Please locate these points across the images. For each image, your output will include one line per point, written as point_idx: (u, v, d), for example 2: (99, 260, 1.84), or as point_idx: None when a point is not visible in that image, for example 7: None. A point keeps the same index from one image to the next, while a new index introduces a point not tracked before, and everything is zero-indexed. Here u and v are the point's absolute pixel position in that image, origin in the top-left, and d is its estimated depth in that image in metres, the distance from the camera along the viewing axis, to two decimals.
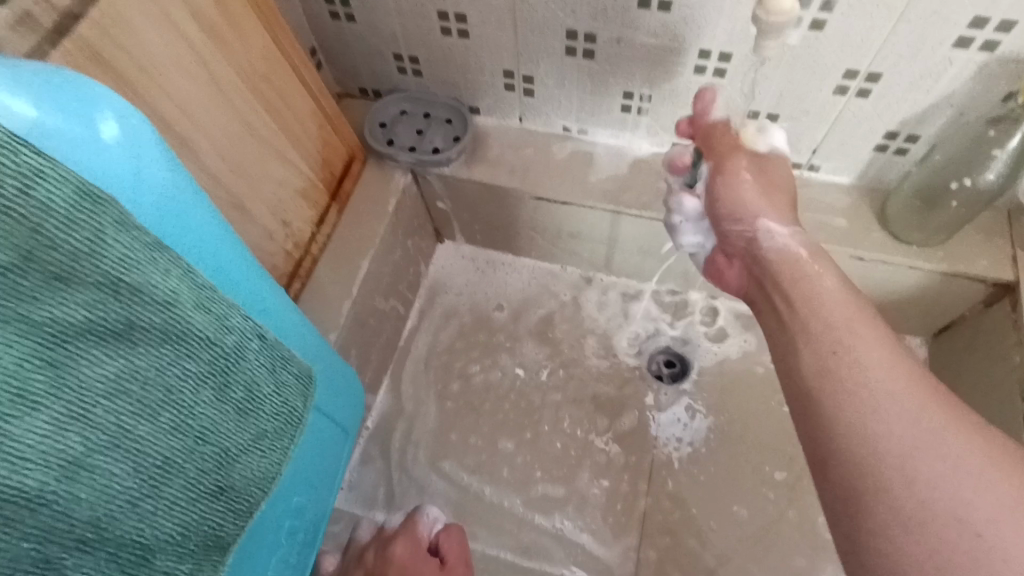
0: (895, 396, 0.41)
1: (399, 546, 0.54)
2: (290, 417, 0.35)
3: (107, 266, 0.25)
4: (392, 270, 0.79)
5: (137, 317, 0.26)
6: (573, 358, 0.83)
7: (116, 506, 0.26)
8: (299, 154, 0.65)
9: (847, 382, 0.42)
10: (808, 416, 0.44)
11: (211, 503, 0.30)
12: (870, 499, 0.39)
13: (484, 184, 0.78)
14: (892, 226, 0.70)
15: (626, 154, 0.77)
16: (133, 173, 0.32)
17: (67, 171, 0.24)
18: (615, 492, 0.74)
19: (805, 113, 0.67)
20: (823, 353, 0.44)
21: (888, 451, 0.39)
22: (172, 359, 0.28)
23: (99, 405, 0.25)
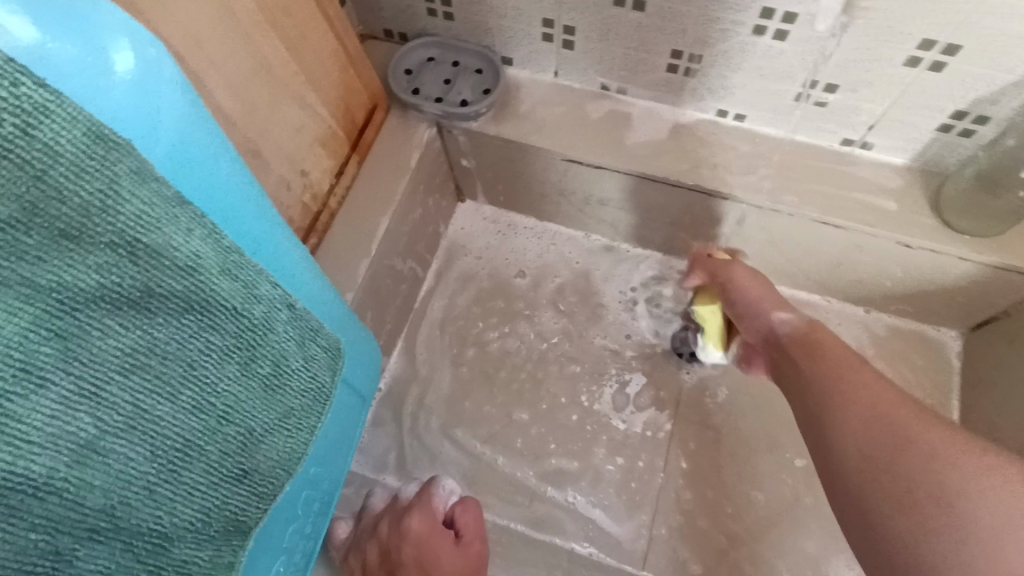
0: (906, 411, 0.42)
1: (414, 520, 0.54)
2: (314, 394, 0.36)
3: (122, 225, 0.24)
4: (411, 229, 0.75)
5: (155, 283, 0.26)
6: (594, 330, 0.80)
7: (132, 492, 0.26)
8: (319, 99, 0.61)
9: (850, 401, 0.45)
10: (821, 434, 0.46)
11: (232, 487, 0.31)
12: (887, 508, 0.39)
13: (512, 142, 0.73)
14: (946, 212, 0.66)
15: (667, 119, 0.72)
16: (149, 112, 0.28)
17: (76, 109, 0.22)
18: (631, 470, 0.72)
19: (867, 84, 0.62)
20: (825, 388, 0.48)
21: (901, 459, 0.40)
22: (193, 331, 0.28)
23: (114, 382, 0.25)
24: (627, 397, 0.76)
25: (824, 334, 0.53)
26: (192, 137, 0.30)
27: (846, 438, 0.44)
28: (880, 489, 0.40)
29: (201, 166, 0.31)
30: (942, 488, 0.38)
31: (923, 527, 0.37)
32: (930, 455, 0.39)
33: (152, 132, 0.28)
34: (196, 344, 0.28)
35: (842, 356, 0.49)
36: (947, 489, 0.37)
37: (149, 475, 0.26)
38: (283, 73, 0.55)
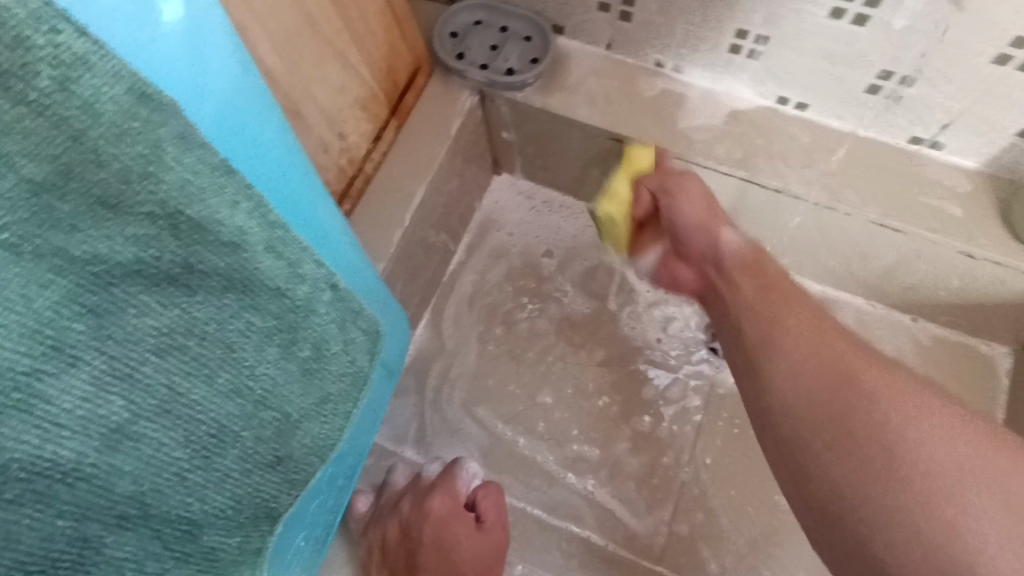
0: (882, 390, 0.39)
1: (438, 503, 0.55)
2: (352, 378, 0.35)
3: (163, 193, 0.23)
4: (446, 200, 0.73)
5: (196, 259, 0.25)
6: (626, 317, 0.77)
7: (163, 478, 0.26)
8: (362, 59, 0.58)
9: (788, 350, 0.43)
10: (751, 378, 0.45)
11: (266, 474, 0.31)
12: (826, 460, 0.39)
13: (557, 116, 0.69)
14: (1017, 224, 0.61)
15: (723, 102, 0.68)
16: (200, 70, 0.26)
17: (117, 64, 0.21)
18: (653, 463, 0.70)
19: (949, 78, 0.57)
20: (765, 327, 0.45)
21: (869, 434, 0.38)
22: (234, 311, 0.27)
23: (148, 360, 0.24)
24: (654, 389, 0.74)
25: (770, 263, 0.50)
26: (239, 98, 0.29)
27: (797, 389, 0.42)
28: (841, 464, 0.39)
29: (247, 129, 0.30)
30: (905, 458, 0.37)
31: (893, 504, 0.36)
32: (887, 417, 0.38)
33: (202, 92, 0.27)
34: (236, 326, 0.27)
35: (785, 290, 0.47)
36: (910, 458, 0.37)
37: (181, 461, 0.26)
38: (327, 28, 0.52)
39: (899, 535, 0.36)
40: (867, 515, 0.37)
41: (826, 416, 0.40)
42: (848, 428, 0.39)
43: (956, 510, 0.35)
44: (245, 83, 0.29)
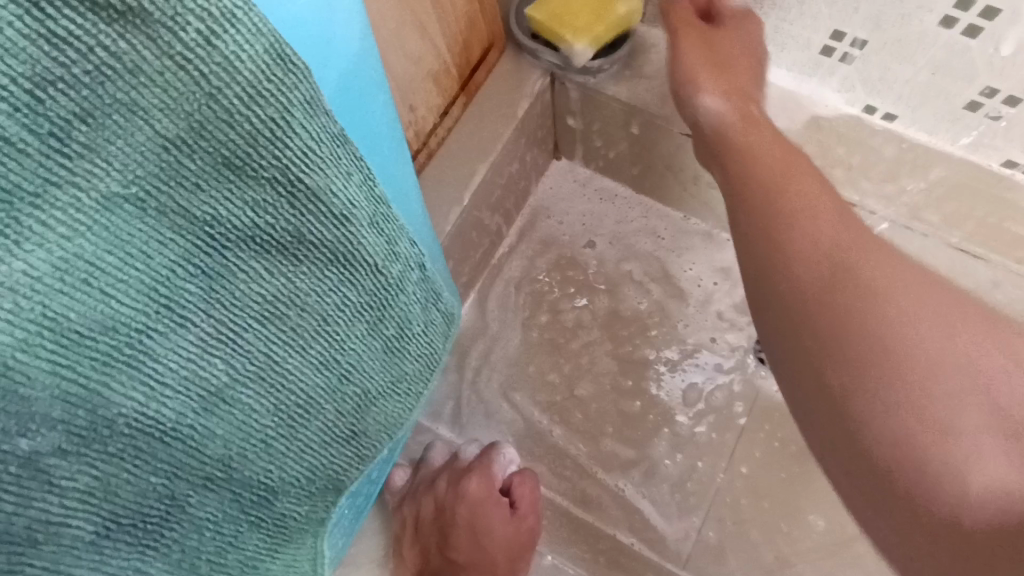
0: (910, 275, 0.37)
1: (472, 484, 0.55)
2: (429, 358, 0.35)
3: (288, 156, 0.23)
4: (505, 182, 0.72)
5: (306, 231, 0.25)
6: (674, 318, 0.76)
7: (249, 445, 0.28)
8: (441, 31, 0.57)
9: (830, 235, 0.41)
10: (762, 235, 0.43)
11: (339, 446, 0.33)
12: (829, 367, 0.37)
13: (629, 104, 0.67)
14: None
15: (804, 107, 0.66)
16: (326, 36, 0.26)
17: (262, 21, 0.20)
18: (689, 469, 0.69)
19: None
20: (770, 218, 0.43)
21: (893, 308, 0.36)
22: (332, 284, 0.28)
23: (248, 331, 0.26)
24: (696, 394, 0.72)
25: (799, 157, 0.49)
26: (355, 65, 0.28)
27: (787, 266, 0.41)
28: (820, 313, 0.38)
29: (356, 96, 0.30)
30: (900, 349, 0.35)
31: (891, 346, 0.35)
32: (894, 283, 0.37)
33: (325, 57, 0.26)
34: (331, 300, 0.28)
35: (804, 180, 0.46)
36: (900, 324, 0.35)
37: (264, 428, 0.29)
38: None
39: (924, 438, 0.34)
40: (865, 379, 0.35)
41: (839, 283, 0.38)
42: (852, 275, 0.38)
43: (909, 334, 0.35)
44: (364, 52, 0.28)
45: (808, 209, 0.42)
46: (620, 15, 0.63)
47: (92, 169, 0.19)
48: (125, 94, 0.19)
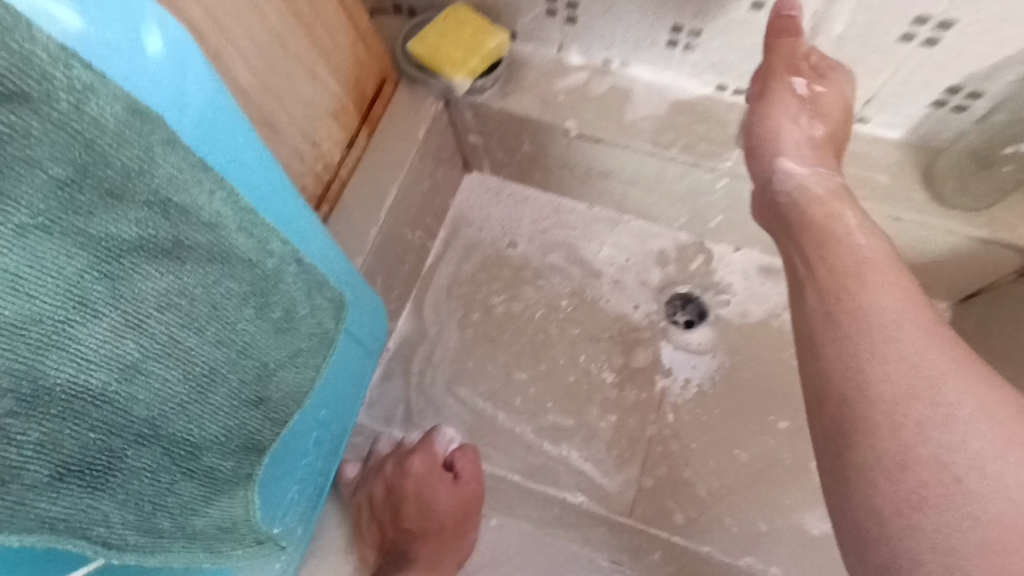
0: (962, 374, 0.41)
1: (416, 463, 0.66)
2: (315, 334, 0.43)
3: (156, 184, 0.30)
4: (420, 199, 0.79)
5: (184, 234, 0.32)
6: (593, 298, 0.84)
7: (170, 407, 0.33)
8: (331, 73, 0.64)
9: (883, 327, 0.44)
10: (827, 349, 0.46)
11: (251, 411, 0.38)
12: (868, 424, 0.42)
13: (515, 114, 0.76)
14: (936, 187, 0.67)
15: (667, 94, 0.74)
16: (178, 88, 0.34)
17: (113, 89, 0.28)
18: (622, 428, 0.76)
19: (863, 57, 0.63)
20: (835, 317, 0.46)
21: (941, 401, 0.40)
22: (218, 277, 0.34)
23: (153, 315, 0.31)
24: (621, 360, 0.80)
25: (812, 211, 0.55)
26: (213, 109, 0.36)
27: (860, 362, 0.43)
28: (891, 414, 0.41)
29: (221, 133, 0.37)
30: (963, 460, 0.39)
31: (926, 468, 0.39)
32: (942, 379, 0.41)
33: (181, 105, 0.34)
34: (216, 293, 0.34)
35: (844, 258, 0.49)
36: (938, 422, 0.40)
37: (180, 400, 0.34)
38: (296, 49, 0.59)
39: (934, 491, 0.39)
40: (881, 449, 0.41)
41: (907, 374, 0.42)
42: (868, 344, 0.44)
43: (982, 469, 0.38)
44: (218, 99, 0.36)
45: (857, 265, 0.48)
46: (492, 49, 0.73)
47: (3, 208, 0.24)
48: (22, 151, 0.25)
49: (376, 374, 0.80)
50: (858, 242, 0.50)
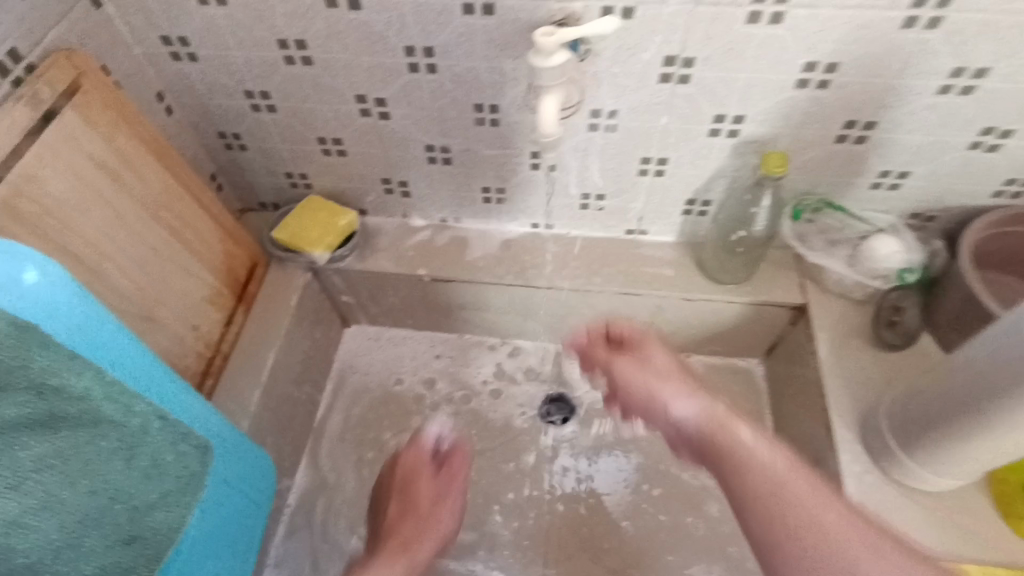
0: (815, 507, 0.49)
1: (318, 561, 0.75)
2: (186, 476, 0.49)
3: (33, 375, 0.39)
4: (301, 358, 0.89)
5: (57, 407, 0.40)
6: (475, 416, 0.94)
7: (47, 555, 0.38)
8: (202, 266, 0.77)
9: (795, 521, 0.49)
10: (761, 513, 0.51)
11: (125, 551, 0.43)
12: (759, 527, 0.51)
13: (374, 272, 0.90)
14: (707, 271, 0.87)
15: (495, 236, 0.92)
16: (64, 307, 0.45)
17: None
18: (520, 531, 0.84)
19: (623, 190, 0.84)
20: (739, 467, 0.54)
21: (766, 482, 0.52)
22: (89, 437, 0.42)
23: (28, 473, 0.37)
24: (509, 466, 0.89)
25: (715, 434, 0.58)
26: (94, 319, 0.47)
27: (747, 471, 0.53)
28: (772, 528, 0.50)
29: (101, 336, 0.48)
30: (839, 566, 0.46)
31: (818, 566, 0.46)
32: (849, 561, 0.46)
33: (65, 319, 0.45)
34: (104, 444, 0.43)
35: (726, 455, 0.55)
36: (845, 556, 0.46)
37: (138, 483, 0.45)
38: (167, 251, 0.71)
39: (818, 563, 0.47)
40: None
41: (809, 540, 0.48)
42: (775, 503, 0.50)
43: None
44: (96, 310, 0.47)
45: (773, 486, 0.51)
46: (344, 226, 0.88)
47: None
48: None
49: (279, 532, 0.83)
50: (764, 458, 0.53)
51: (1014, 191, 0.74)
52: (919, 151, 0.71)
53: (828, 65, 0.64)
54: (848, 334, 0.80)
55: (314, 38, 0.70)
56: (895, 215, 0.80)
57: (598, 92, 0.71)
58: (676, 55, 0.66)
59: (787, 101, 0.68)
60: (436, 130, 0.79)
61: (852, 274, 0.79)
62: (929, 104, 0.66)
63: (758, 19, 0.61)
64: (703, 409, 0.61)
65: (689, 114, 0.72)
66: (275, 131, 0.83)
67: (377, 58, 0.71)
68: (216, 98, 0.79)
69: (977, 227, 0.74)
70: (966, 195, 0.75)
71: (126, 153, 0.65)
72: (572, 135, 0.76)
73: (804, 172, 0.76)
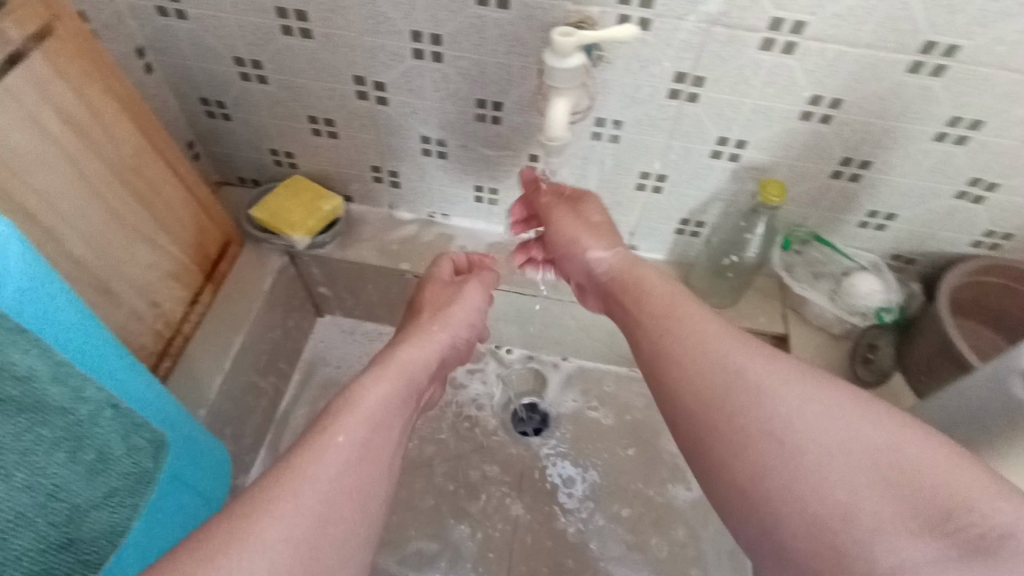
0: (806, 406, 0.45)
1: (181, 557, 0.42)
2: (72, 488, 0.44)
3: None
4: (271, 347, 0.87)
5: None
6: (445, 419, 0.91)
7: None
8: (171, 240, 0.73)
9: (737, 424, 0.47)
10: (697, 453, 0.50)
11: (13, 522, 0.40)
12: (711, 442, 0.48)
13: (353, 262, 0.86)
14: (693, 292, 0.86)
15: (482, 238, 0.90)
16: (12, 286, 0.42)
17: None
18: (485, 543, 0.82)
19: (618, 203, 0.82)
20: (771, 439, 0.45)
21: (773, 417, 0.46)
22: (26, 426, 0.41)
23: None
24: (476, 472, 0.88)
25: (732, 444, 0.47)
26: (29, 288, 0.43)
27: (700, 392, 0.51)
28: (716, 422, 0.48)
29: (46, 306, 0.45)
30: (797, 473, 0.43)
31: (742, 436, 0.46)
32: (764, 391, 0.47)
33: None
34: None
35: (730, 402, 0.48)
36: (796, 428, 0.44)
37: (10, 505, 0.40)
38: (134, 222, 0.67)
39: (729, 441, 0.47)
40: (727, 453, 0.47)
41: (726, 407, 0.48)
42: (730, 400, 0.48)
43: (834, 493, 0.41)
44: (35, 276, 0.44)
45: (717, 387, 0.50)
46: (327, 211, 0.84)
47: None
48: None
49: None
50: (755, 377, 0.48)
51: (992, 244, 0.78)
52: (909, 195, 0.73)
53: (834, 100, 0.65)
54: (825, 368, 0.81)
55: (315, 11, 0.66)
56: (879, 256, 0.82)
57: (604, 101, 0.69)
58: (687, 72, 0.65)
59: (790, 131, 0.69)
60: (434, 122, 0.76)
61: (832, 307, 0.80)
62: (924, 150, 0.68)
63: (771, 46, 0.61)
64: (615, 258, 0.71)
65: (694, 133, 0.71)
66: (262, 103, 0.78)
67: (379, 39, 0.68)
68: (201, 61, 0.74)
69: (954, 274, 0.76)
70: (947, 243, 0.79)
71: (96, 106, 0.61)
72: (574, 142, 0.75)
73: (797, 204, 0.77)
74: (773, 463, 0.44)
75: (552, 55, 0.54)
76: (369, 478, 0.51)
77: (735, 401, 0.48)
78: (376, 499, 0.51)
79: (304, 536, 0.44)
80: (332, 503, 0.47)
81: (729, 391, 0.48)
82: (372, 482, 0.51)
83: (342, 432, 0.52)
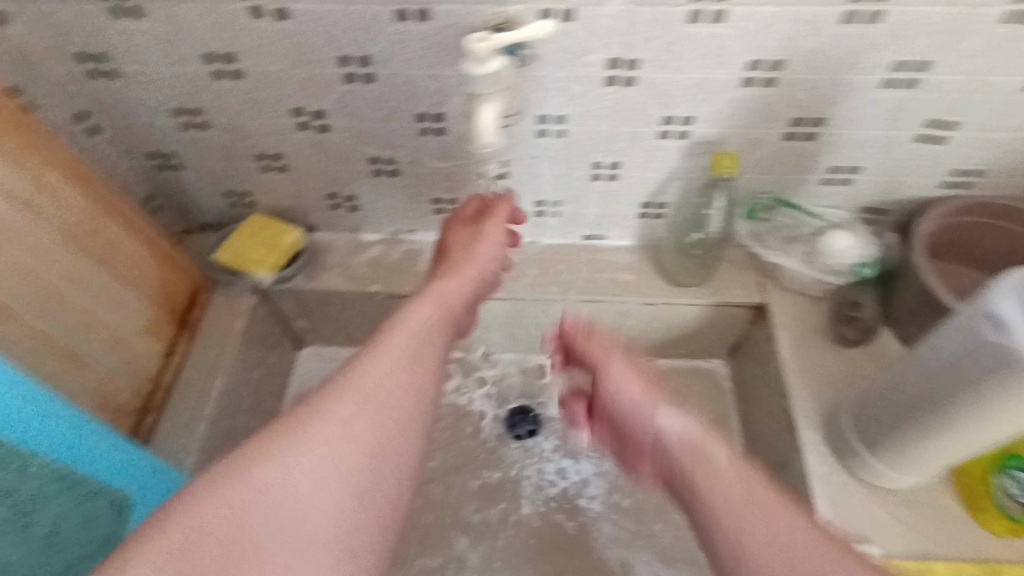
0: (791, 531, 0.58)
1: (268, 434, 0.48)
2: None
3: None
4: (254, 386, 0.87)
5: None
6: (438, 433, 0.91)
7: None
8: (136, 297, 0.73)
9: (701, 478, 0.65)
10: (697, 521, 0.64)
11: None
12: (699, 489, 0.65)
13: (324, 292, 0.87)
14: (667, 274, 0.85)
15: None
16: None
17: None
18: (489, 552, 0.82)
19: (577, 196, 0.81)
20: (728, 532, 0.60)
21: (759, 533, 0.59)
22: None
23: None
24: (474, 482, 0.88)
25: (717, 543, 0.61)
26: None
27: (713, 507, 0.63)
28: (732, 491, 0.63)
29: None
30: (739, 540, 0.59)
31: (707, 493, 0.64)
32: (717, 488, 0.64)
33: None
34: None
35: (705, 468, 0.66)
36: (779, 532, 0.58)
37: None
38: (95, 286, 0.67)
39: (736, 503, 0.62)
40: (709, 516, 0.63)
41: (743, 487, 0.62)
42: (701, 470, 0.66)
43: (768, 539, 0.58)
44: None
45: (697, 461, 0.67)
46: (288, 244, 0.84)
47: None
48: None
49: None
50: (724, 474, 0.65)
51: (963, 183, 0.75)
52: (868, 147, 0.72)
53: (774, 63, 0.63)
54: (807, 333, 0.81)
55: (239, 51, 0.66)
56: (848, 211, 0.81)
57: (541, 98, 0.68)
58: (620, 57, 0.63)
59: (734, 100, 0.67)
60: (379, 143, 0.75)
61: (808, 271, 0.79)
62: (876, 99, 0.66)
63: (698, 19, 0.60)
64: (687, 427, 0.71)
65: (638, 117, 0.70)
66: (208, 148, 0.78)
67: (307, 70, 0.67)
68: (140, 116, 0.74)
69: (928, 218, 0.74)
70: (916, 190, 0.77)
71: (37, 178, 0.61)
72: (520, 142, 0.74)
73: (757, 172, 0.75)
74: (728, 523, 0.61)
75: (468, 61, 0.53)
76: (398, 443, 0.52)
77: (719, 487, 0.63)
78: (428, 407, 0.56)
79: (329, 501, 0.47)
80: (389, 410, 0.52)
81: (698, 463, 0.67)
82: (400, 446, 0.52)
83: (398, 346, 0.57)
